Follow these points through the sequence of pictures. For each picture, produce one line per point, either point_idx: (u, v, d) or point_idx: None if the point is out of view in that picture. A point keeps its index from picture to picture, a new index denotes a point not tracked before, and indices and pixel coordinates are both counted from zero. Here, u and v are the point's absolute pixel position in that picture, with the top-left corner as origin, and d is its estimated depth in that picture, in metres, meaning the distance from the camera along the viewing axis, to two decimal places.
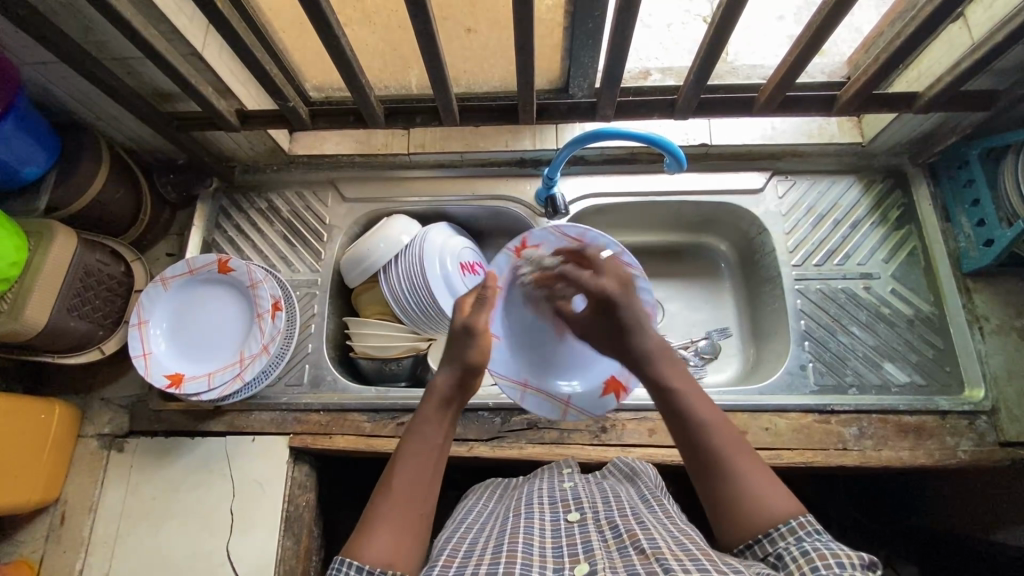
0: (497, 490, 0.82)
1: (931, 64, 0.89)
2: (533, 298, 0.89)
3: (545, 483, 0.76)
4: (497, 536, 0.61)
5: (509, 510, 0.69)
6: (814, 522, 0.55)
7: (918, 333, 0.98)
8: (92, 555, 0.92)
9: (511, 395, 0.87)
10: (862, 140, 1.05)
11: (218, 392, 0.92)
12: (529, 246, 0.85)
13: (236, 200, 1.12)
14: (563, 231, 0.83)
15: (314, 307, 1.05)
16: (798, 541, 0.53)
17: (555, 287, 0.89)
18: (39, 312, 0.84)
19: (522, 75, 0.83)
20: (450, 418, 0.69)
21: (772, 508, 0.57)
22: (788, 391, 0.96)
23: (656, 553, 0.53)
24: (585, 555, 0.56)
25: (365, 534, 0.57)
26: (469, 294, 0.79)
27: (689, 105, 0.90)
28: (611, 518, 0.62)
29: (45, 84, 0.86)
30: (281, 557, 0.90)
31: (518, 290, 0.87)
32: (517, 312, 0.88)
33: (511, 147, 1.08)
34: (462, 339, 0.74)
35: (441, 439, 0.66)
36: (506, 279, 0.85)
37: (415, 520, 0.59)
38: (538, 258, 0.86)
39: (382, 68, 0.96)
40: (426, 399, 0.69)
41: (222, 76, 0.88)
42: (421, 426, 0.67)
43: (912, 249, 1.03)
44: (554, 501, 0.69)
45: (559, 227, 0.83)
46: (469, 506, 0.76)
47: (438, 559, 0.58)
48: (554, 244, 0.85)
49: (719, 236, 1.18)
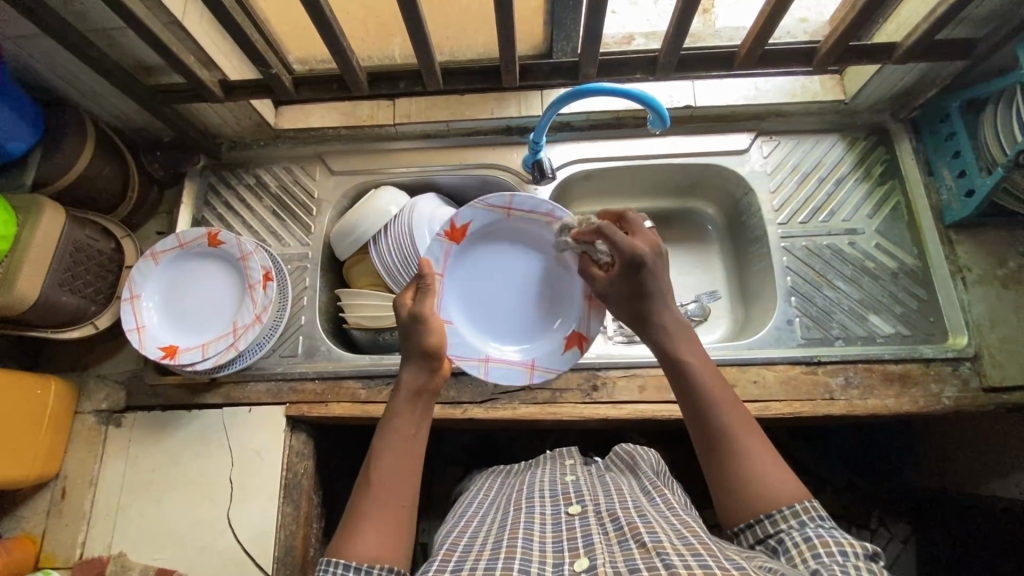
0: (502, 481, 0.85)
1: (908, 15, 0.89)
2: (478, 271, 0.96)
3: (547, 476, 0.79)
4: (499, 530, 0.63)
5: (511, 503, 0.71)
6: (818, 507, 0.58)
7: (903, 285, 1.00)
8: (94, 527, 0.94)
9: (473, 371, 0.93)
10: (844, 96, 1.05)
11: (212, 362, 0.93)
12: (458, 228, 0.92)
13: (223, 177, 1.13)
14: (489, 203, 0.92)
15: (306, 280, 1.06)
16: (801, 526, 0.57)
17: (499, 260, 0.97)
18: (30, 284, 0.84)
19: (505, 36, 0.83)
20: (424, 409, 0.70)
21: (776, 493, 0.60)
22: (776, 345, 0.97)
23: (657, 547, 0.54)
24: (586, 548, 0.57)
25: (346, 533, 0.59)
26: (408, 289, 0.80)
27: (671, 62, 0.90)
28: (612, 512, 0.63)
29: (25, 58, 0.86)
30: (281, 523, 0.92)
31: (456, 271, 0.95)
32: (470, 293, 0.96)
33: (497, 114, 1.08)
34: (414, 327, 0.74)
35: (416, 430, 0.68)
36: (446, 262, 0.93)
37: (393, 511, 0.61)
38: (470, 236, 0.94)
39: (365, 38, 0.96)
40: (397, 396, 0.70)
41: (205, 45, 0.88)
42: (396, 420, 0.68)
43: (896, 203, 1.04)
44: (555, 495, 0.71)
45: (483, 202, 0.92)
46: (473, 500, 0.79)
47: (438, 553, 0.59)
48: (480, 217, 0.93)
49: (705, 200, 1.19)
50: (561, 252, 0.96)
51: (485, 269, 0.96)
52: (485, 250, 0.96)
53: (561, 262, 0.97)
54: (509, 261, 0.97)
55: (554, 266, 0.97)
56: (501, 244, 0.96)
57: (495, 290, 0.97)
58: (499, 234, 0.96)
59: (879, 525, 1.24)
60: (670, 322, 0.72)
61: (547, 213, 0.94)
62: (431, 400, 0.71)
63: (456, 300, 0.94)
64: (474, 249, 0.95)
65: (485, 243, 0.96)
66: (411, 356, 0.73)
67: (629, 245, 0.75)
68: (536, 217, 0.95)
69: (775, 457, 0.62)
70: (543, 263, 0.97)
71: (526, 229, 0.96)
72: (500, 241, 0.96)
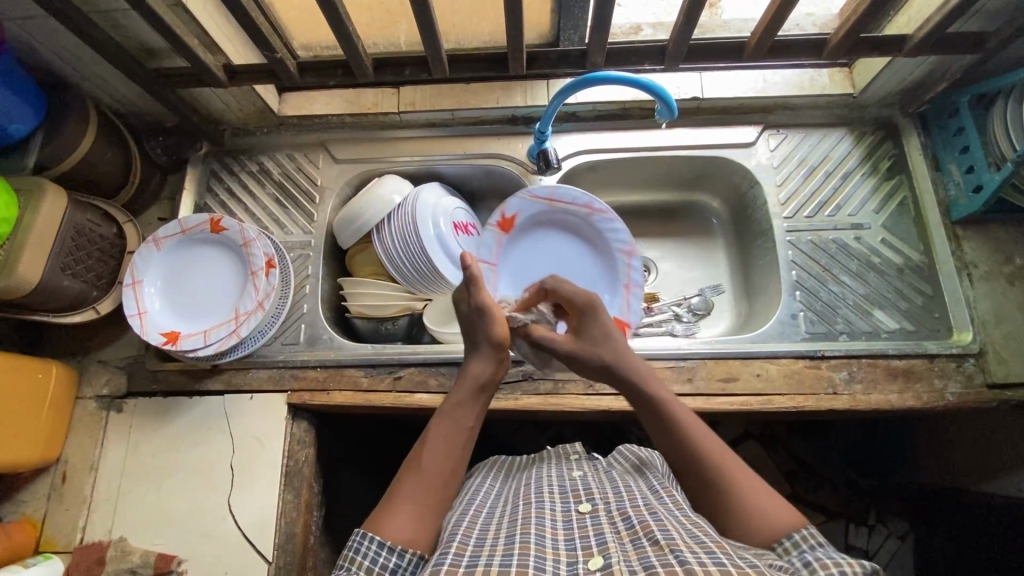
0: (503, 477, 0.85)
1: (920, 7, 0.88)
2: (531, 259, 1.05)
3: (554, 472, 0.79)
4: (509, 525, 0.62)
5: (518, 498, 0.71)
6: (816, 534, 0.56)
7: (908, 281, 0.99)
8: (95, 512, 0.94)
9: (531, 350, 0.98)
10: (853, 90, 1.05)
11: (214, 348, 0.92)
12: (508, 218, 1.02)
13: (227, 163, 1.12)
14: (533, 194, 1.00)
15: (308, 269, 1.05)
16: (802, 552, 0.54)
17: (549, 245, 1.05)
18: (32, 267, 0.84)
19: (513, 23, 0.82)
20: (481, 405, 0.72)
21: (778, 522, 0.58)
22: (779, 339, 0.97)
23: (670, 544, 0.54)
24: (599, 547, 0.57)
25: (386, 511, 0.61)
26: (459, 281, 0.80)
27: (680, 51, 0.89)
28: (624, 511, 0.63)
29: (28, 39, 0.85)
30: (282, 510, 0.92)
31: (510, 261, 1.04)
32: (521, 273, 1.04)
33: (502, 103, 1.07)
34: (484, 322, 0.77)
35: (472, 423, 0.70)
36: (499, 251, 1.03)
37: (437, 498, 0.63)
38: (518, 226, 1.03)
39: (370, 23, 0.96)
40: (459, 383, 0.72)
41: (209, 28, 0.87)
42: (455, 410, 0.70)
43: (903, 199, 1.03)
44: (564, 492, 0.71)
45: (528, 192, 1.00)
46: (477, 490, 0.78)
47: (451, 543, 0.59)
48: (527, 208, 1.02)
49: (711, 194, 1.18)
50: (605, 237, 1.03)
51: (535, 250, 1.04)
52: (538, 236, 1.04)
53: (610, 257, 1.03)
54: (560, 246, 1.05)
55: (601, 253, 1.03)
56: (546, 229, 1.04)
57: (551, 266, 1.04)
58: (548, 219, 1.04)
59: (877, 521, 1.26)
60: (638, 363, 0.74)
61: (587, 204, 1.00)
62: (489, 396, 0.74)
63: (510, 279, 1.04)
64: (524, 237, 1.04)
65: (535, 229, 1.04)
66: (480, 349, 0.76)
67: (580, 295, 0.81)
68: (577, 208, 1.01)
69: (767, 486, 0.61)
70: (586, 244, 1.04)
71: (573, 219, 1.03)
72: (547, 231, 1.04)
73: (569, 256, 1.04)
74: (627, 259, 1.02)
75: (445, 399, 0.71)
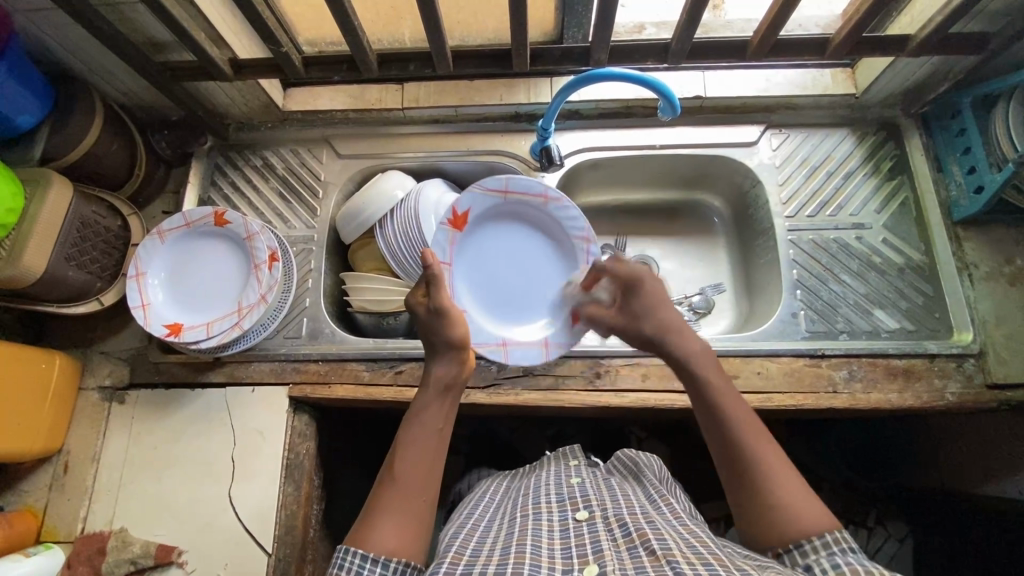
0: (504, 486, 0.85)
1: (923, 7, 0.89)
2: (489, 261, 0.98)
3: (553, 480, 0.79)
4: (506, 535, 0.63)
5: (516, 508, 0.71)
6: (848, 539, 0.57)
7: (909, 281, 0.99)
8: (96, 503, 0.94)
9: (495, 357, 0.92)
10: (855, 91, 1.05)
11: (216, 341, 0.93)
12: (459, 214, 0.94)
13: (231, 158, 1.13)
14: (484, 187, 0.94)
15: (311, 263, 1.06)
16: (830, 555, 0.55)
17: (501, 242, 0.98)
18: (38, 256, 0.84)
19: (517, 19, 0.82)
20: (449, 404, 0.72)
21: (804, 520, 0.59)
22: (780, 338, 0.97)
23: (667, 555, 0.54)
24: (594, 556, 0.57)
25: (368, 522, 0.61)
26: (418, 289, 0.81)
27: (683, 49, 0.89)
28: (620, 518, 0.63)
29: (37, 33, 0.86)
30: (282, 503, 0.92)
31: (467, 262, 0.97)
32: (477, 270, 0.97)
33: (506, 100, 1.07)
34: (441, 324, 0.76)
35: (442, 424, 0.70)
36: (452, 250, 0.95)
37: (415, 503, 0.63)
38: (472, 222, 0.96)
39: (375, 19, 0.96)
40: (424, 387, 0.73)
41: (217, 24, 0.88)
42: (423, 414, 0.70)
43: (904, 199, 1.04)
44: (561, 500, 0.71)
45: (481, 185, 0.94)
46: (476, 503, 0.78)
47: (447, 556, 0.59)
48: (479, 201, 0.95)
49: (712, 193, 1.19)
50: (560, 224, 0.98)
51: (495, 250, 0.98)
52: (492, 232, 0.98)
53: (569, 247, 0.99)
54: (516, 243, 0.99)
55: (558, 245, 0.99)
56: (495, 224, 0.98)
57: (507, 266, 0.98)
58: (499, 212, 0.98)
59: (876, 523, 1.27)
60: (696, 347, 0.74)
61: (541, 193, 0.95)
62: (456, 396, 0.74)
63: (468, 282, 0.96)
64: (481, 234, 0.97)
65: (488, 225, 0.98)
66: (440, 352, 0.76)
67: (631, 275, 0.80)
68: (531, 197, 0.96)
69: (803, 486, 0.62)
70: (542, 238, 0.99)
71: (529, 211, 0.98)
72: (501, 224, 0.98)
73: (529, 253, 0.99)
74: (585, 247, 0.97)
75: (413, 403, 0.72)
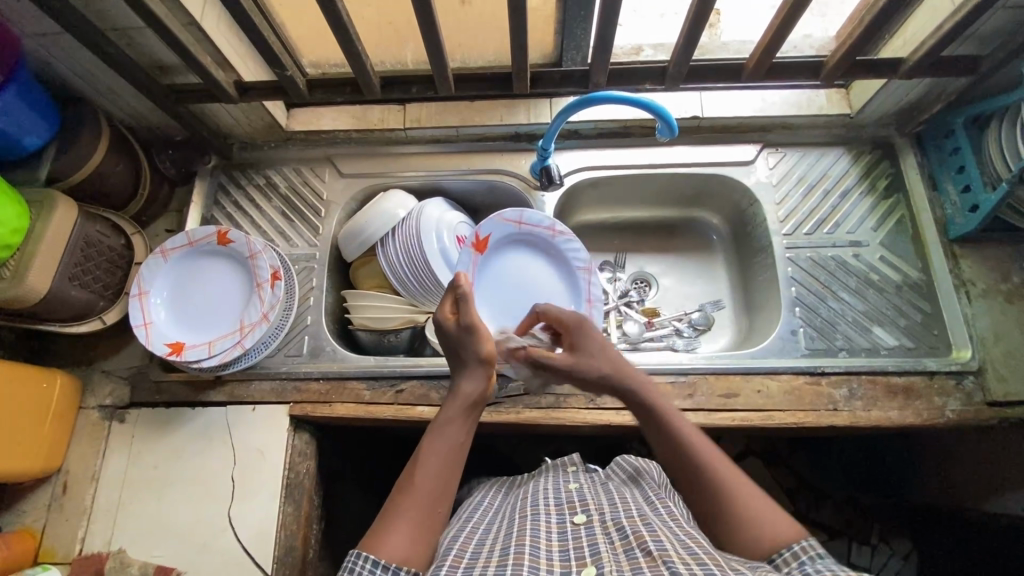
0: (504, 491, 0.84)
1: (915, 30, 0.91)
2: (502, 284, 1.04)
3: (551, 485, 0.79)
4: (505, 539, 0.62)
5: (516, 512, 0.71)
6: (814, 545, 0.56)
7: (907, 299, 1.00)
8: (94, 523, 0.93)
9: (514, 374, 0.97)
10: (850, 110, 1.07)
11: (218, 360, 0.93)
12: (480, 238, 1.01)
13: (234, 176, 1.14)
14: (502, 217, 1.01)
15: (313, 280, 1.06)
16: (801, 565, 0.54)
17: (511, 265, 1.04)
18: (41, 277, 0.85)
19: (517, 44, 0.84)
20: (472, 421, 0.71)
21: (775, 533, 0.58)
22: (779, 356, 0.97)
23: (662, 555, 0.54)
24: (592, 557, 0.57)
25: (382, 530, 0.61)
26: (446, 300, 0.80)
27: (680, 73, 0.91)
28: (617, 520, 0.63)
29: (45, 56, 0.87)
30: (282, 523, 0.92)
31: (484, 285, 1.03)
32: (490, 295, 1.03)
33: (506, 120, 1.09)
34: (466, 338, 0.76)
35: (463, 439, 0.69)
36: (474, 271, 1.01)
37: (432, 516, 0.63)
38: (491, 246, 1.03)
39: (378, 42, 0.98)
40: (451, 400, 0.72)
41: (222, 47, 0.89)
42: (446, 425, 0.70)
43: (900, 217, 1.05)
44: (560, 504, 0.71)
45: (500, 214, 1.00)
46: (476, 507, 0.78)
47: (447, 558, 0.59)
48: (499, 229, 1.02)
49: (710, 210, 1.20)
50: (564, 254, 1.05)
51: (506, 273, 1.04)
52: (505, 255, 1.04)
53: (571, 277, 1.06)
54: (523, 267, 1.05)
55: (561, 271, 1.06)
56: (507, 249, 1.04)
57: (515, 290, 1.04)
58: (513, 239, 1.04)
59: (879, 541, 1.27)
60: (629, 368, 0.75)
61: (550, 226, 1.03)
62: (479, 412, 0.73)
63: (485, 304, 1.02)
64: (497, 256, 1.04)
65: (504, 250, 1.04)
66: (467, 364, 0.75)
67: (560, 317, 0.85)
68: (541, 229, 1.03)
69: (761, 495, 0.62)
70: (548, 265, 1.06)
71: (539, 241, 1.05)
72: (513, 249, 1.05)
73: (535, 275, 1.05)
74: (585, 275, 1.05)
75: (437, 415, 0.71)
